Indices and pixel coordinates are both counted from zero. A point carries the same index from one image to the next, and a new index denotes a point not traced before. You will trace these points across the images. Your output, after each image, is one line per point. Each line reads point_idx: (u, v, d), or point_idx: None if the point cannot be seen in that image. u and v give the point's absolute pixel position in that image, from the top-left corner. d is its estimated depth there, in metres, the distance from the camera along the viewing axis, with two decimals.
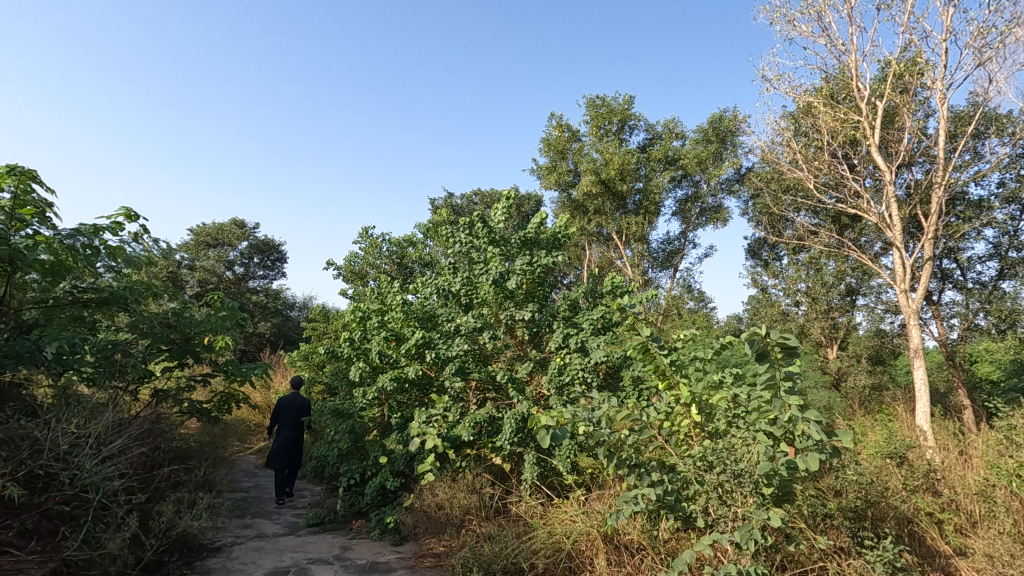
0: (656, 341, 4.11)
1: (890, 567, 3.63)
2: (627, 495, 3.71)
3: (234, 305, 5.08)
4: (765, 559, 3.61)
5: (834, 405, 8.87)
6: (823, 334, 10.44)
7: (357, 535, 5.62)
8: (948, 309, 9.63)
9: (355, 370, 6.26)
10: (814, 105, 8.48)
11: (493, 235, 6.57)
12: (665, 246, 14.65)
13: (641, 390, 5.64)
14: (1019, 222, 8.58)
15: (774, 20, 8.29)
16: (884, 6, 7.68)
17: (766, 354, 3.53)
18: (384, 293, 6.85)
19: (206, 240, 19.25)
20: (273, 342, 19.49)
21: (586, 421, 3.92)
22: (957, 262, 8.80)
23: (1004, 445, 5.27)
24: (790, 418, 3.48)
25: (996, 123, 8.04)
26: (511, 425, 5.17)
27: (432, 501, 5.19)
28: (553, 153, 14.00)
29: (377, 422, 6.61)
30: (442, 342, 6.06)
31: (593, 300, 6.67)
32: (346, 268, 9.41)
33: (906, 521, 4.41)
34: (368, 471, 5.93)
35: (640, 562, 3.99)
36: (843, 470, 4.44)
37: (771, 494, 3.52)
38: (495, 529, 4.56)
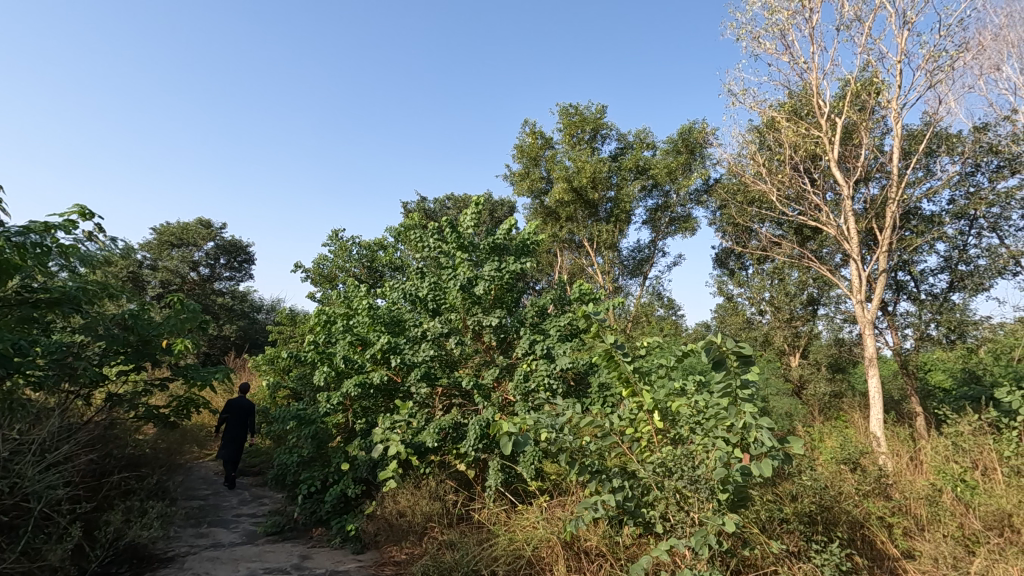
0: (620, 349, 4.15)
1: (839, 570, 3.74)
2: (587, 501, 3.75)
3: (196, 306, 4.91)
4: (720, 564, 3.68)
5: (794, 412, 9.11)
6: (785, 343, 10.72)
7: (317, 544, 5.52)
8: (903, 319, 9.99)
9: (318, 374, 6.15)
10: (778, 120, 8.74)
11: (462, 240, 6.62)
12: (636, 254, 14.86)
13: (606, 397, 5.72)
14: (968, 237, 8.98)
15: (740, 36, 8.52)
16: (844, 27, 7.97)
17: (721, 362, 3.68)
18: (351, 296, 6.76)
19: (169, 240, 18.69)
20: (239, 345, 19.05)
21: (549, 428, 3.91)
22: (910, 274, 9.16)
23: (950, 451, 5.49)
24: (744, 424, 3.58)
25: (947, 142, 8.41)
26: (475, 431, 5.19)
27: (394, 509, 5.13)
28: (526, 160, 14.08)
29: (341, 427, 6.50)
30: (409, 347, 6.03)
31: (561, 307, 6.74)
32: (315, 270, 9.27)
33: (858, 525, 4.54)
34: (331, 478, 5.83)
35: (600, 568, 4.03)
36: (799, 476, 4.56)
37: (727, 499, 3.60)
38: (457, 536, 4.53)
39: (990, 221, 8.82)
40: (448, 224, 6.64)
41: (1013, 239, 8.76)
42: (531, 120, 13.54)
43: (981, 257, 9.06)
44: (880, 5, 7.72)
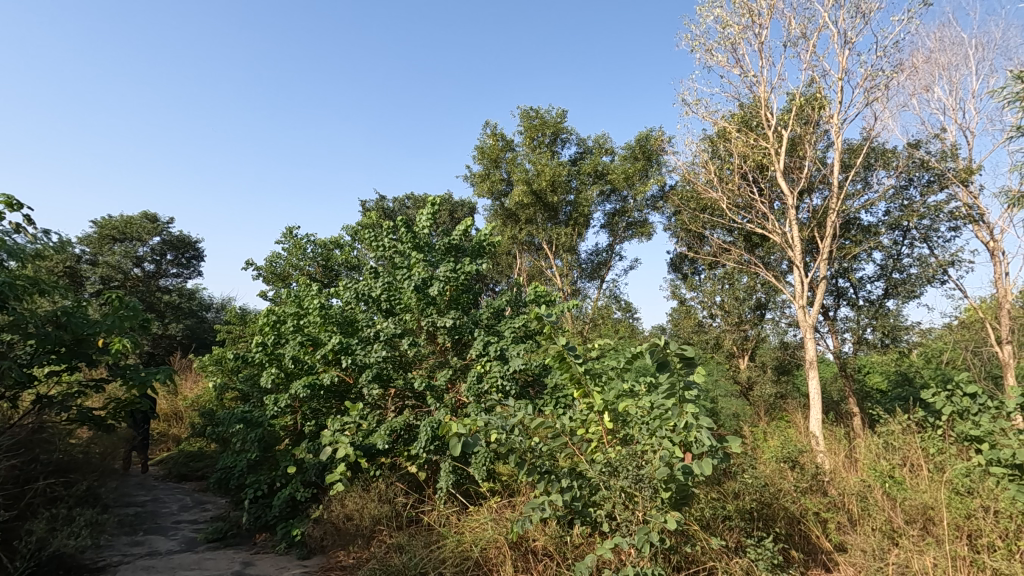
0: (572, 350, 4.19)
1: (771, 564, 3.90)
2: (535, 501, 3.78)
3: (136, 303, 4.66)
4: (663, 561, 3.77)
5: (741, 413, 9.44)
6: (734, 345, 11.07)
7: (261, 550, 5.37)
8: (842, 324, 10.43)
9: (266, 375, 6.01)
10: (729, 130, 9.05)
11: (418, 241, 6.57)
12: (593, 257, 15.03)
13: (558, 398, 5.80)
14: (901, 246, 9.52)
15: (694, 48, 8.77)
16: (791, 44, 8.32)
17: (665, 363, 3.83)
18: (302, 295, 6.59)
19: (111, 233, 17.74)
20: (185, 345, 18.33)
21: (500, 428, 3.91)
22: (849, 281, 9.63)
23: (881, 449, 5.85)
24: (686, 424, 3.69)
25: (883, 157, 8.91)
26: (427, 432, 5.21)
27: (340, 513, 5.02)
28: (486, 161, 14.05)
29: (290, 430, 6.33)
30: (361, 348, 5.95)
31: (517, 308, 6.79)
32: (267, 268, 9.03)
33: (795, 520, 4.74)
34: (277, 482, 5.65)
35: (547, 567, 4.07)
36: (740, 474, 4.73)
37: (670, 498, 3.71)
38: (405, 539, 4.48)
39: (921, 233, 9.37)
40: (404, 224, 6.56)
41: (941, 249, 9.34)
42: (492, 122, 13.55)
43: (913, 266, 9.62)
44: (824, 24, 8.11)
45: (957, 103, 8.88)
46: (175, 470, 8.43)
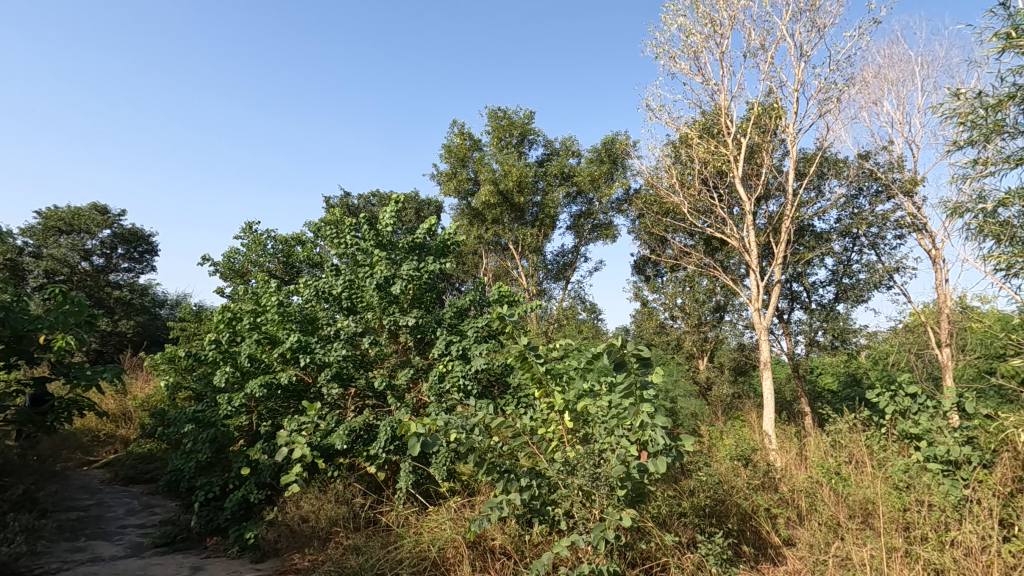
0: (533, 350, 4.22)
1: (720, 558, 4.03)
2: (493, 501, 3.78)
3: (83, 298, 4.43)
4: (619, 558, 3.83)
5: (699, 413, 9.65)
6: (694, 347, 11.31)
7: (212, 554, 5.21)
8: (796, 326, 10.80)
9: (219, 374, 5.84)
10: (690, 136, 9.26)
11: (381, 239, 6.48)
12: (559, 258, 15.14)
13: (520, 398, 5.83)
14: (851, 253, 9.93)
15: (658, 55, 8.95)
16: (751, 54, 8.58)
17: (622, 363, 3.90)
18: (260, 292, 6.43)
19: (57, 225, 16.86)
20: (136, 343, 17.55)
21: (459, 428, 3.89)
22: (802, 285, 10.00)
23: (829, 447, 6.13)
24: (642, 423, 3.75)
25: (835, 167, 9.28)
26: (386, 432, 5.17)
27: (296, 515, 4.90)
28: (453, 160, 13.99)
29: (245, 431, 6.16)
30: (320, 347, 5.86)
31: (480, 308, 6.79)
32: (224, 264, 8.75)
33: (746, 516, 4.89)
34: (229, 484, 5.48)
35: (504, 567, 4.09)
36: (695, 472, 4.87)
37: (626, 496, 3.77)
38: (362, 540, 4.41)
39: (870, 240, 9.80)
40: (367, 221, 6.47)
41: (888, 256, 9.79)
42: (459, 121, 13.49)
43: (862, 272, 10.05)
44: (782, 37, 8.39)
45: (904, 117, 9.33)
46: (121, 473, 8.09)
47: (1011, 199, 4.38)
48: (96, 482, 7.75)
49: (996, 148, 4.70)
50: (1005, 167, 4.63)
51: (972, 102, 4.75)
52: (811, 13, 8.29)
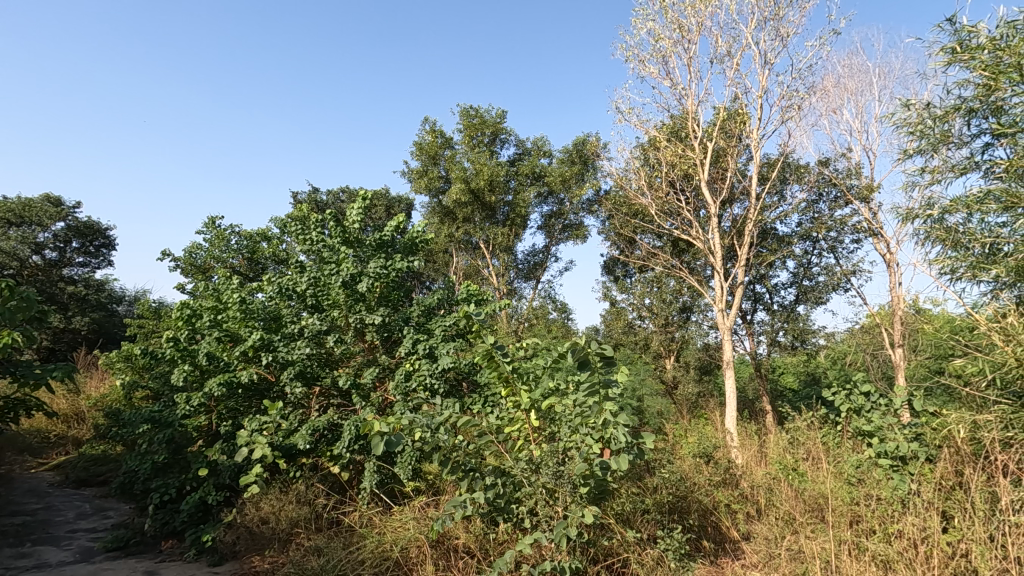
0: (500, 349, 4.22)
1: (679, 553, 4.11)
2: (457, 499, 3.77)
3: (32, 294, 4.24)
4: (581, 555, 3.87)
5: (665, 411, 9.81)
6: (661, 347, 11.48)
7: (167, 557, 5.06)
8: (759, 327, 11.07)
9: (177, 372, 5.67)
10: (659, 139, 9.42)
11: (348, 236, 6.37)
12: (530, 257, 15.19)
13: (487, 397, 5.84)
14: (811, 256, 10.25)
15: (628, 58, 9.07)
16: (718, 60, 8.77)
17: (586, 361, 3.90)
18: (221, 288, 6.27)
19: (6, 216, 16.08)
20: (91, 340, 16.86)
21: (424, 427, 3.86)
22: (765, 286, 10.27)
23: (787, 444, 6.32)
24: (604, 421, 3.79)
25: (797, 172, 9.56)
26: (350, 432, 5.11)
27: (255, 516, 4.80)
28: (425, 157, 13.89)
29: (204, 431, 6.01)
30: (283, 345, 5.76)
31: (448, 306, 6.78)
32: (185, 259, 8.44)
33: (707, 512, 5.00)
34: (187, 485, 5.33)
35: (468, 565, 4.09)
36: (659, 469, 4.95)
37: (588, 493, 3.82)
38: (324, 541, 4.35)
39: (829, 244, 10.12)
40: (333, 218, 6.36)
41: (845, 259, 10.14)
42: (431, 119, 13.40)
43: (821, 274, 10.38)
44: (747, 44, 8.60)
45: (862, 126, 9.66)
46: (73, 475, 7.78)
47: (955, 207, 4.59)
48: (43, 486, 7.44)
49: (943, 157, 4.91)
50: (951, 176, 4.85)
51: (921, 112, 4.96)
52: (775, 22, 8.52)
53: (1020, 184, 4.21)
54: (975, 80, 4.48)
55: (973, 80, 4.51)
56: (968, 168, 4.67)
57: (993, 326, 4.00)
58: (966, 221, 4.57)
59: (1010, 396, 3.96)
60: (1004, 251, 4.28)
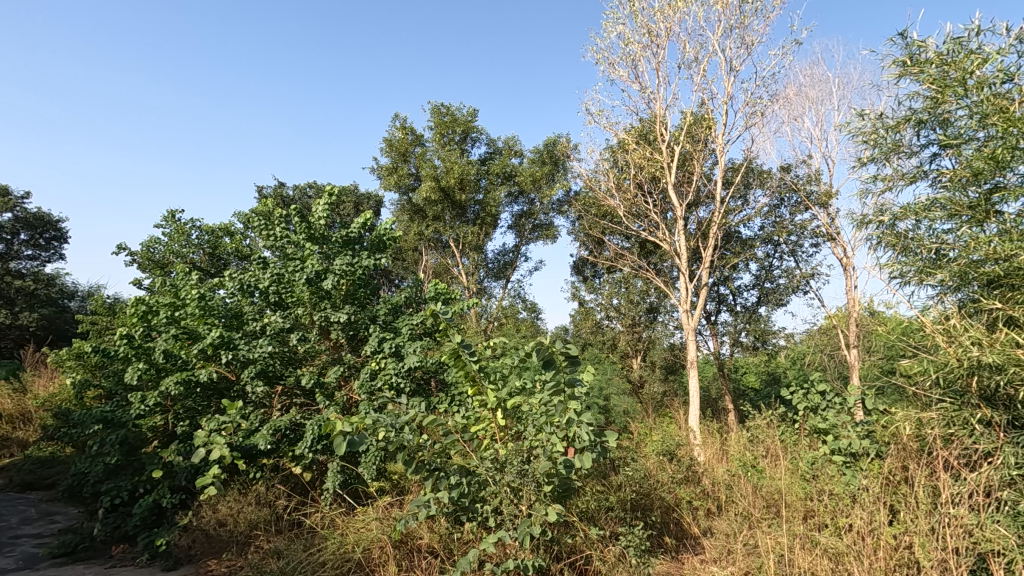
0: (466, 348, 4.20)
1: (640, 549, 4.18)
2: (420, 499, 3.74)
3: None
4: (544, 553, 3.89)
5: (631, 410, 9.94)
6: (628, 346, 11.63)
7: (118, 563, 4.87)
8: (723, 328, 11.33)
9: (131, 370, 5.47)
10: (627, 141, 9.54)
11: (313, 232, 6.25)
12: (500, 257, 15.19)
13: (454, 396, 5.82)
14: (773, 259, 10.54)
15: (598, 61, 9.15)
16: (685, 66, 8.93)
17: (551, 360, 4.07)
18: (179, 284, 6.08)
19: None
20: (39, 337, 16.11)
21: (388, 427, 3.82)
22: (728, 288, 10.52)
23: (747, 442, 6.48)
24: (568, 419, 3.84)
25: (760, 176, 9.81)
26: (313, 432, 5.02)
27: (212, 519, 4.66)
28: (394, 154, 13.74)
29: (159, 431, 5.83)
30: (244, 343, 5.61)
31: (415, 305, 6.72)
32: (142, 254, 8.13)
33: (669, 509, 5.10)
34: (140, 488, 5.14)
35: (431, 565, 4.06)
36: (622, 467, 5.02)
37: (552, 491, 3.85)
38: (283, 543, 4.26)
39: (790, 247, 10.43)
40: (298, 213, 6.22)
41: (805, 263, 10.47)
42: (401, 115, 13.27)
43: (782, 277, 10.69)
44: (713, 51, 8.79)
45: (822, 134, 9.98)
46: (17, 478, 7.41)
47: (905, 214, 4.79)
48: None
49: (895, 166, 5.12)
50: (901, 184, 5.05)
51: (875, 122, 5.16)
52: (740, 31, 8.74)
53: (964, 193, 4.42)
54: (923, 92, 4.69)
55: (922, 93, 4.71)
56: (917, 177, 4.87)
57: (937, 329, 4.21)
58: (915, 227, 4.77)
59: (952, 394, 4.12)
60: (948, 256, 4.47)
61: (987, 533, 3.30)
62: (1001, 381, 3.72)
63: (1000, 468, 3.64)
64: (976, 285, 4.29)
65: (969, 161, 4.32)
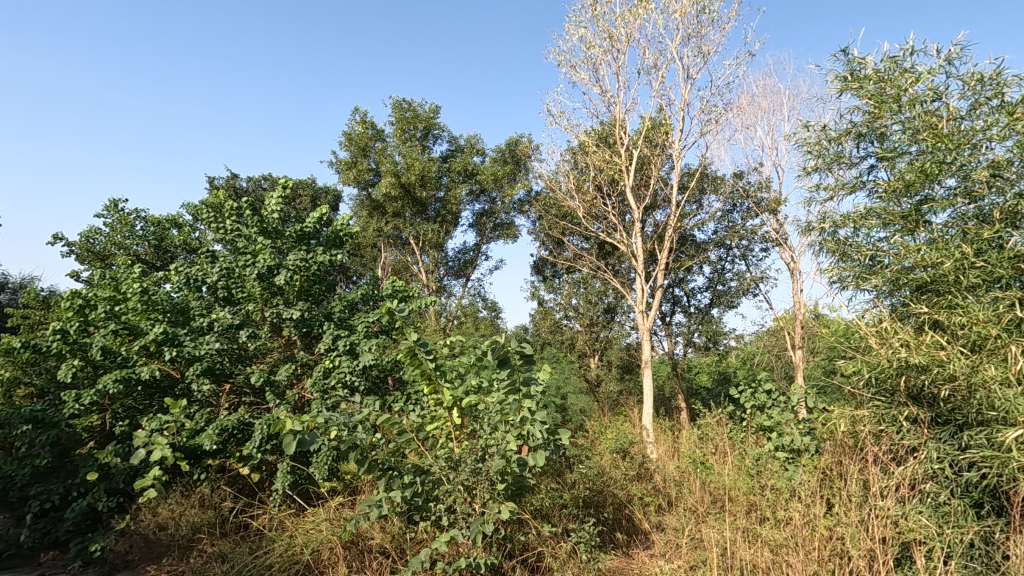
0: (423, 346, 4.15)
1: (589, 545, 4.26)
2: (371, 499, 3.69)
3: None
4: (497, 551, 3.90)
5: (587, 409, 10.07)
6: (586, 346, 11.78)
7: (47, 571, 4.60)
8: (677, 329, 11.62)
9: (65, 367, 5.18)
10: (588, 143, 9.67)
11: (265, 226, 6.04)
12: (460, 255, 15.13)
13: (409, 394, 5.77)
14: (725, 263, 10.90)
15: (560, 63, 9.24)
16: (644, 71, 9.12)
17: (506, 359, 4.12)
18: (120, 277, 5.78)
19: None
20: None
21: (340, 426, 3.75)
22: (683, 290, 10.81)
23: (697, 439, 6.68)
24: (522, 417, 3.87)
25: (714, 181, 10.12)
26: (262, 431, 4.87)
27: (152, 523, 4.46)
28: (354, 149, 13.48)
29: (95, 431, 5.55)
30: (190, 340, 5.39)
31: (372, 302, 6.62)
32: (81, 244, 7.71)
33: (621, 506, 5.20)
34: (73, 491, 4.87)
35: (382, 565, 4.02)
36: (576, 464, 5.10)
37: (505, 489, 3.87)
38: (228, 546, 4.13)
39: (741, 251, 10.81)
40: (250, 206, 6.01)
41: (754, 267, 10.87)
42: (361, 109, 13.03)
43: (733, 280, 11.06)
44: (672, 58, 9.01)
45: (773, 143, 10.37)
46: None
47: (845, 221, 5.03)
48: None
49: (836, 176, 5.38)
50: (842, 193, 5.31)
51: (818, 133, 5.41)
52: (697, 39, 8.99)
53: (897, 204, 4.69)
54: (863, 107, 4.94)
55: (861, 108, 4.97)
56: (856, 187, 5.13)
57: (871, 331, 4.47)
58: (853, 234, 5.02)
59: (883, 394, 4.37)
60: (883, 262, 4.74)
61: (910, 523, 3.53)
62: (926, 380, 3.97)
63: (923, 462, 3.88)
64: (906, 290, 4.56)
65: (902, 173, 4.59)
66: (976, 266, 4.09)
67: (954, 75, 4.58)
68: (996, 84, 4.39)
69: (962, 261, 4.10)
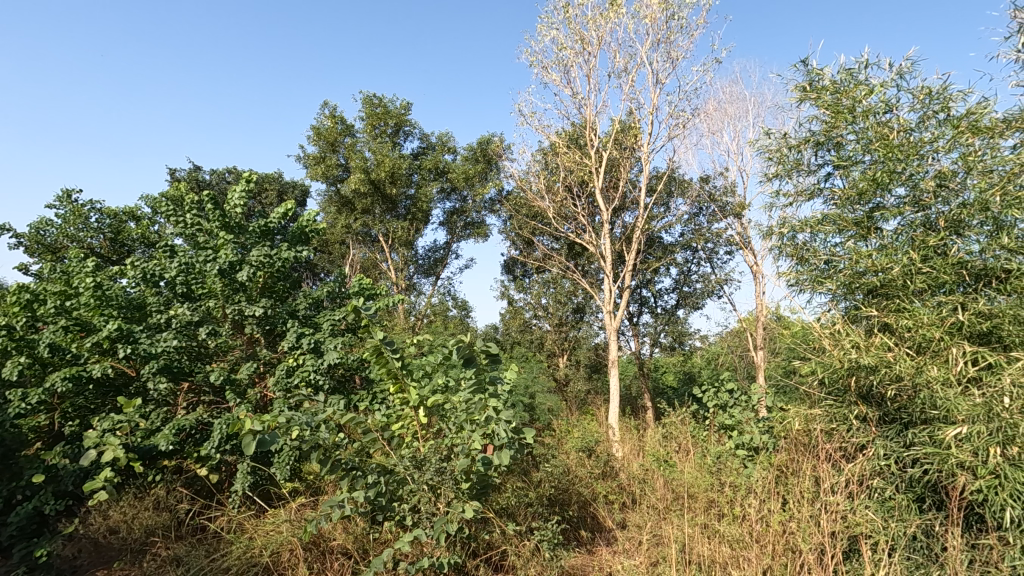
0: (388, 344, 4.10)
1: (552, 543, 4.31)
2: (333, 500, 3.63)
3: None
4: (460, 550, 3.91)
5: (555, 408, 10.14)
6: (555, 345, 11.85)
7: None
8: (644, 329, 11.80)
9: (10, 365, 4.94)
10: (559, 144, 9.74)
11: (228, 220, 5.88)
12: (430, 253, 15.02)
13: (375, 393, 5.72)
14: (691, 264, 11.13)
15: (532, 63, 9.27)
16: (615, 75, 9.24)
17: (472, 358, 4.17)
18: (72, 271, 5.55)
19: None
20: None
21: (302, 426, 3.67)
22: (650, 291, 10.99)
23: (661, 438, 6.80)
24: (487, 416, 3.89)
25: (681, 185, 10.33)
26: (221, 431, 4.76)
27: (103, 526, 4.30)
28: (323, 143, 13.25)
29: (42, 431, 5.30)
30: (146, 337, 5.21)
31: (338, 300, 6.50)
32: (30, 236, 7.37)
33: (586, 504, 5.25)
34: (16, 494, 4.65)
35: (343, 567, 3.98)
36: (542, 463, 5.13)
37: (470, 488, 3.87)
38: (183, 550, 4.00)
39: (707, 254, 11.06)
40: (211, 200, 5.83)
41: (719, 269, 11.13)
42: (331, 103, 12.81)
43: (698, 281, 11.30)
44: (642, 63, 9.14)
45: (738, 148, 10.66)
46: None
47: (802, 227, 5.20)
48: None
49: (795, 183, 5.55)
50: (801, 200, 5.49)
51: (778, 140, 5.58)
52: (666, 45, 9.14)
53: (851, 211, 4.87)
54: (821, 116, 5.11)
55: (819, 117, 5.14)
56: (814, 194, 5.31)
57: (826, 333, 4.64)
58: (811, 239, 5.18)
59: (836, 394, 4.53)
60: (837, 267, 4.92)
61: (857, 517, 3.68)
62: (875, 380, 4.15)
63: (872, 459, 4.05)
64: (859, 294, 4.75)
65: (856, 182, 4.78)
66: (922, 272, 4.29)
67: (905, 89, 4.78)
68: (942, 99, 4.60)
69: (910, 266, 4.30)
